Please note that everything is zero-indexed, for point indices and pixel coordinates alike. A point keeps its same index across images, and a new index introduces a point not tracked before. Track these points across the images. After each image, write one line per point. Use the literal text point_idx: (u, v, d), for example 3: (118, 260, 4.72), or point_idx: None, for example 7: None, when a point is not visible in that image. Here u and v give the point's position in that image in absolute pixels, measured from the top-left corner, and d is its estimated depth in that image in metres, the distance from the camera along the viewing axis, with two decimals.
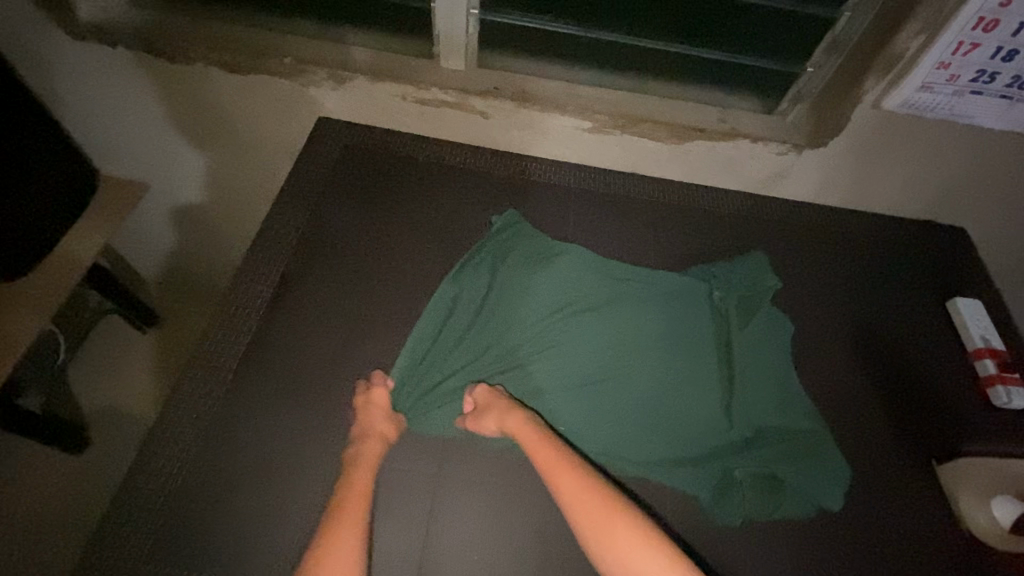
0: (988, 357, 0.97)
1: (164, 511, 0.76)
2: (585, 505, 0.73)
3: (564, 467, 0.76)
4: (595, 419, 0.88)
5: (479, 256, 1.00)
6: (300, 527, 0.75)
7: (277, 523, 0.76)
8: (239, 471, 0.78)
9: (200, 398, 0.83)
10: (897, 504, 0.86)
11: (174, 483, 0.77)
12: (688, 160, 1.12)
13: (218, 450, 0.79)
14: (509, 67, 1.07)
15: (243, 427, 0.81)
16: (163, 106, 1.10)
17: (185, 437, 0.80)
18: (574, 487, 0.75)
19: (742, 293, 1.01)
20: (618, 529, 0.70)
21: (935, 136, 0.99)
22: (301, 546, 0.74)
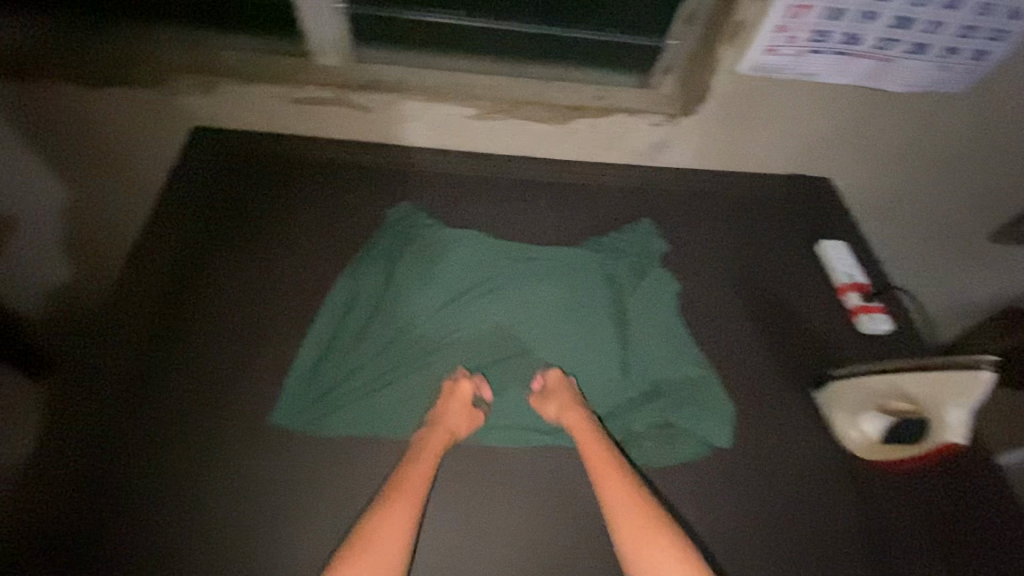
0: (853, 291, 1.03)
1: (50, 548, 0.73)
2: (624, 505, 0.75)
3: (610, 466, 0.79)
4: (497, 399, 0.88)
5: (373, 254, 0.99)
6: (199, 539, 0.75)
7: (176, 538, 0.75)
8: (131, 494, 0.77)
9: (79, 423, 0.81)
10: (793, 438, 0.87)
11: (59, 518, 0.75)
12: (576, 140, 1.14)
13: (105, 478, 0.78)
14: (386, 59, 1.07)
15: (131, 448, 0.80)
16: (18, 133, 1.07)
17: (67, 470, 0.77)
18: (618, 489, 0.77)
19: (633, 259, 1.04)
20: (652, 537, 0.72)
21: (788, 94, 1.08)
22: (203, 557, 0.74)
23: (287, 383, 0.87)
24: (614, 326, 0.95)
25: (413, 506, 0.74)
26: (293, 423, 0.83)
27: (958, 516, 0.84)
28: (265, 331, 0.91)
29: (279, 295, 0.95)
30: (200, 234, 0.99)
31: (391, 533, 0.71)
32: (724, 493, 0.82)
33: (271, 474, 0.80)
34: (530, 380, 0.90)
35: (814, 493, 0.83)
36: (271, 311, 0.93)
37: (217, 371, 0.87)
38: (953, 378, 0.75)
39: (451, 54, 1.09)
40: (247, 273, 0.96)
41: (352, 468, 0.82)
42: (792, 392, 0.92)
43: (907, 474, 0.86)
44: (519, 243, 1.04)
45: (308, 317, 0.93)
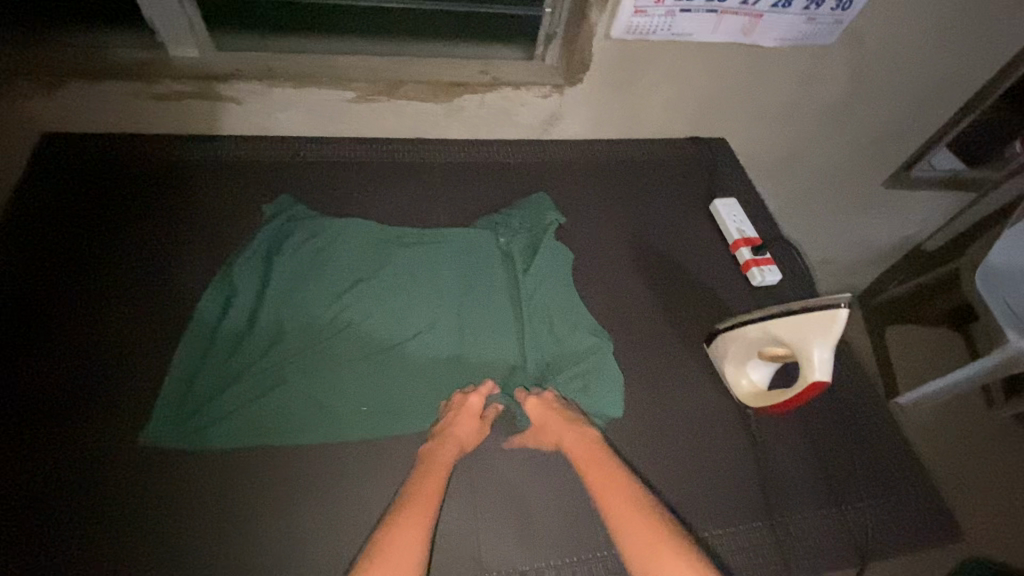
0: (744, 247, 1.05)
1: None
2: (632, 521, 0.72)
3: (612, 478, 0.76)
4: (392, 390, 0.86)
5: (251, 253, 0.94)
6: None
7: None
8: None
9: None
10: (691, 394, 0.89)
11: None
12: (465, 118, 1.11)
13: None
14: (252, 47, 1.00)
15: None
16: None
17: None
18: (622, 500, 0.74)
19: (526, 234, 1.02)
20: (658, 550, 0.69)
21: (669, 56, 1.07)
22: None
23: (161, 398, 0.81)
24: (510, 306, 0.95)
25: (425, 521, 0.71)
26: (170, 440, 0.78)
27: (850, 452, 0.87)
28: (133, 348, 0.85)
29: (151, 306, 0.88)
30: (57, 251, 0.91)
31: (402, 549, 0.67)
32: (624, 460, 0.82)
33: (143, 500, 0.74)
34: (426, 368, 0.88)
35: (713, 447, 0.84)
36: (141, 325, 0.87)
37: (79, 398, 0.80)
38: (808, 319, 0.72)
39: (324, 40, 1.05)
40: (112, 287, 0.89)
41: (236, 482, 0.77)
42: (687, 351, 0.93)
43: (799, 417, 0.88)
44: (411, 228, 1.00)
45: (183, 326, 0.88)
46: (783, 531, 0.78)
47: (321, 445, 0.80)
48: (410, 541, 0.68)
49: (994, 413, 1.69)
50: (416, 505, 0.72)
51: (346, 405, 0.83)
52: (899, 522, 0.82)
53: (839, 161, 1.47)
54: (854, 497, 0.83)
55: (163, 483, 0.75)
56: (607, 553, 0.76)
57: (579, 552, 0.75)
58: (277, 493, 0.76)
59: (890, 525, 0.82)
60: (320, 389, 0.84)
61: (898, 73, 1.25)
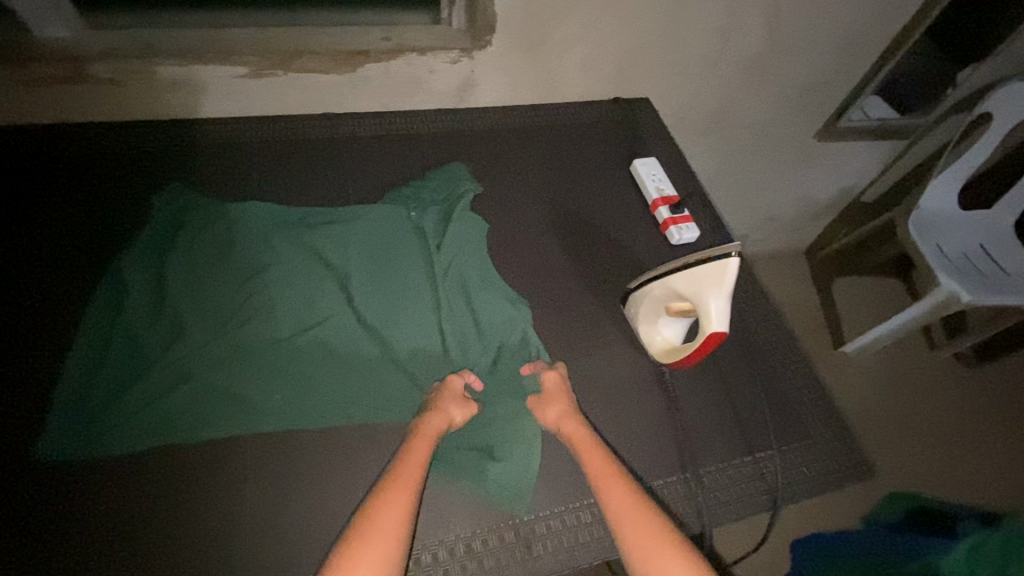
0: (663, 206, 1.03)
1: None
2: (630, 510, 0.69)
3: (611, 473, 0.73)
4: (312, 375, 0.79)
5: (144, 246, 0.87)
6: None
7: None
8: None
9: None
10: (610, 356, 0.88)
11: None
12: (372, 89, 1.06)
13: None
14: (131, 23, 0.94)
15: None
16: None
17: None
18: (621, 495, 0.71)
19: (440, 207, 0.99)
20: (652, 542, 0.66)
21: (579, 13, 1.04)
22: None
23: (56, 404, 0.73)
24: (426, 281, 0.91)
25: (409, 499, 0.67)
26: (67, 451, 0.70)
27: (762, 401, 0.88)
28: (11, 355, 0.76)
29: (34, 308, 0.80)
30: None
31: (383, 534, 0.63)
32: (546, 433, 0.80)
33: (21, 520, 0.66)
34: (346, 351, 0.82)
35: (629, 406, 0.83)
36: (19, 331, 0.78)
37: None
38: (700, 272, 0.73)
39: (210, 11, 0.98)
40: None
41: (140, 491, 0.69)
42: (604, 313, 0.92)
43: (715, 372, 0.89)
44: (316, 208, 0.95)
45: (68, 322, 0.80)
46: (696, 483, 0.79)
47: (241, 440, 0.73)
48: (394, 525, 0.64)
49: (929, 354, 1.75)
50: (399, 485, 0.68)
51: (265, 396, 0.77)
52: (812, 465, 0.83)
53: (767, 115, 1.47)
54: (768, 444, 0.84)
55: (51, 499, 0.67)
56: (519, 520, 0.73)
57: (494, 520, 0.72)
58: (170, 495, 0.69)
59: (804, 468, 0.83)
60: (234, 381, 0.77)
61: (814, 21, 1.24)
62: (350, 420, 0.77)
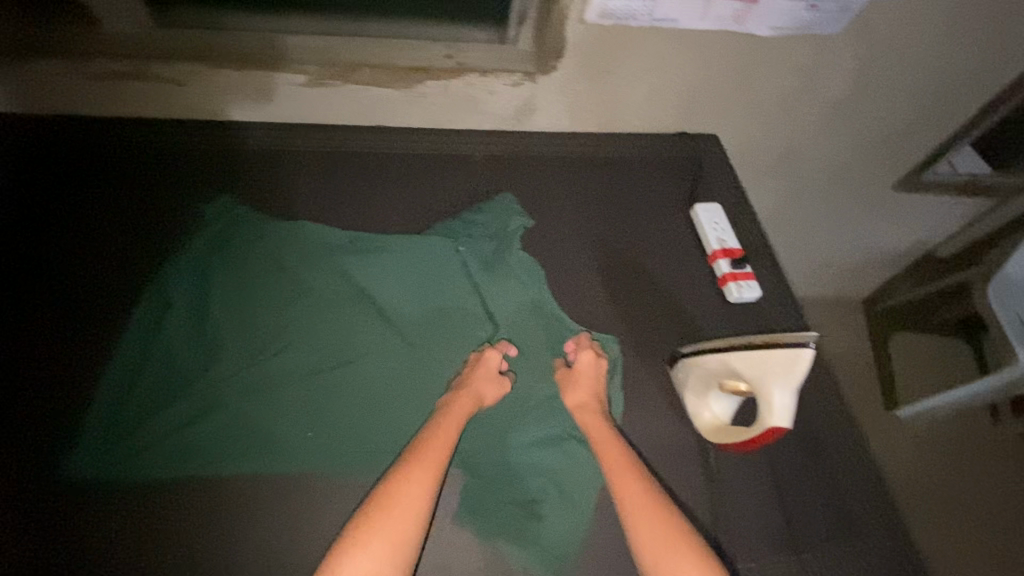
0: (722, 258, 0.96)
1: None
2: (648, 509, 0.69)
3: (631, 468, 0.72)
4: (344, 417, 0.76)
5: (191, 256, 0.86)
6: None
7: None
8: None
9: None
10: (651, 423, 0.81)
11: None
12: (427, 105, 1.03)
13: None
14: (194, 21, 0.93)
15: None
16: None
17: None
18: (640, 489, 0.70)
19: (489, 240, 0.94)
20: (668, 546, 0.66)
21: (652, 45, 0.98)
22: None
23: (91, 415, 0.73)
24: (471, 322, 0.87)
25: (436, 471, 0.68)
26: (93, 468, 0.69)
27: (812, 492, 0.79)
28: (51, 359, 0.77)
29: (76, 311, 0.81)
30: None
31: (402, 511, 0.64)
32: (575, 506, 0.73)
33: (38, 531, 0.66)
34: (377, 389, 0.79)
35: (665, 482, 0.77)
36: (62, 332, 0.79)
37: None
38: (773, 355, 0.68)
39: (274, 13, 0.95)
40: (32, 293, 0.82)
41: (156, 517, 0.68)
42: (648, 372, 0.85)
43: (764, 453, 0.81)
44: (366, 233, 0.92)
45: (108, 330, 0.80)
46: None
47: (261, 477, 0.71)
48: (414, 506, 0.65)
49: (996, 434, 1.59)
50: (425, 460, 0.69)
51: (293, 429, 0.75)
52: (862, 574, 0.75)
53: (842, 161, 1.36)
54: (814, 543, 0.76)
55: (70, 515, 0.67)
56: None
57: None
58: (182, 524, 0.68)
59: None
60: (265, 412, 0.75)
61: (911, 67, 1.13)
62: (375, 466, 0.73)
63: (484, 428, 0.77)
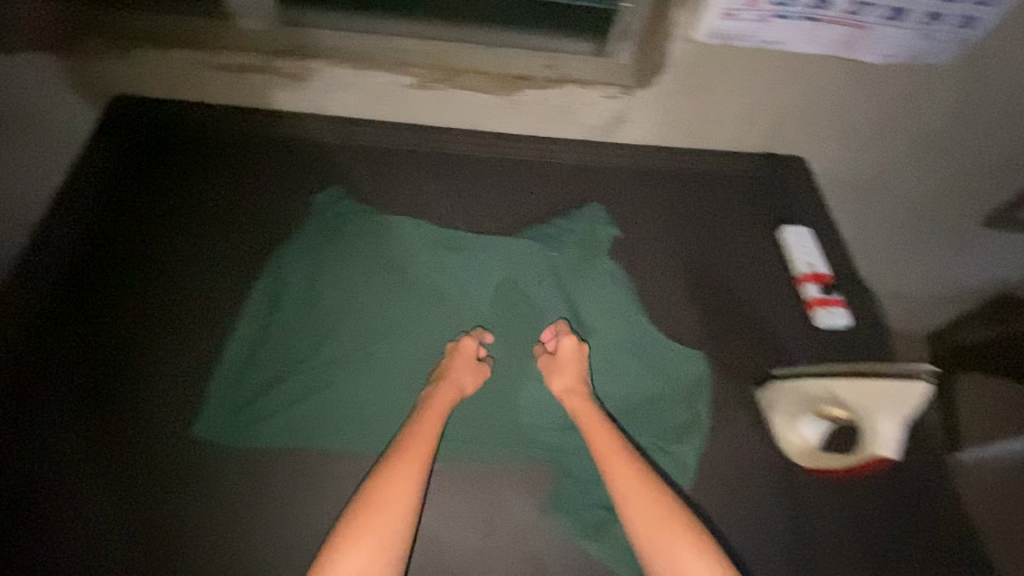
0: (811, 283, 0.96)
1: None
2: (643, 493, 0.71)
3: (621, 454, 0.74)
4: None
5: (302, 243, 0.91)
6: (102, 542, 0.71)
7: (70, 546, 0.71)
8: (21, 502, 0.73)
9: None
10: (738, 441, 0.81)
11: None
12: (524, 111, 1.05)
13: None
14: (316, 21, 0.99)
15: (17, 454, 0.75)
16: None
17: None
18: (630, 474, 0.72)
19: (580, 247, 0.96)
20: (667, 530, 0.68)
21: (753, 66, 0.99)
22: (103, 558, 0.71)
23: (216, 385, 0.80)
24: (561, 327, 0.88)
25: (421, 462, 0.71)
26: (220, 433, 0.77)
27: (892, 525, 0.80)
28: (180, 329, 0.84)
29: (202, 287, 0.88)
30: (74, 259, 0.89)
31: (392, 501, 0.67)
32: None
33: (172, 485, 0.75)
34: None
35: (749, 500, 0.78)
36: (189, 305, 0.86)
37: (84, 419, 0.78)
38: (884, 385, 0.73)
39: (388, 17, 1.00)
40: (159, 272, 0.89)
41: (273, 483, 0.76)
42: (734, 391, 0.85)
43: (849, 483, 0.81)
44: (462, 233, 0.95)
45: (230, 308, 0.86)
46: None
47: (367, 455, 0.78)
48: (404, 496, 0.68)
49: None
50: (409, 454, 0.71)
51: (397, 416, 0.80)
52: None
53: None
54: None
55: (200, 473, 0.76)
56: None
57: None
58: (295, 488, 0.76)
59: None
60: (369, 397, 0.81)
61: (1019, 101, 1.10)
62: (472, 457, 0.78)
63: (565, 431, 0.81)
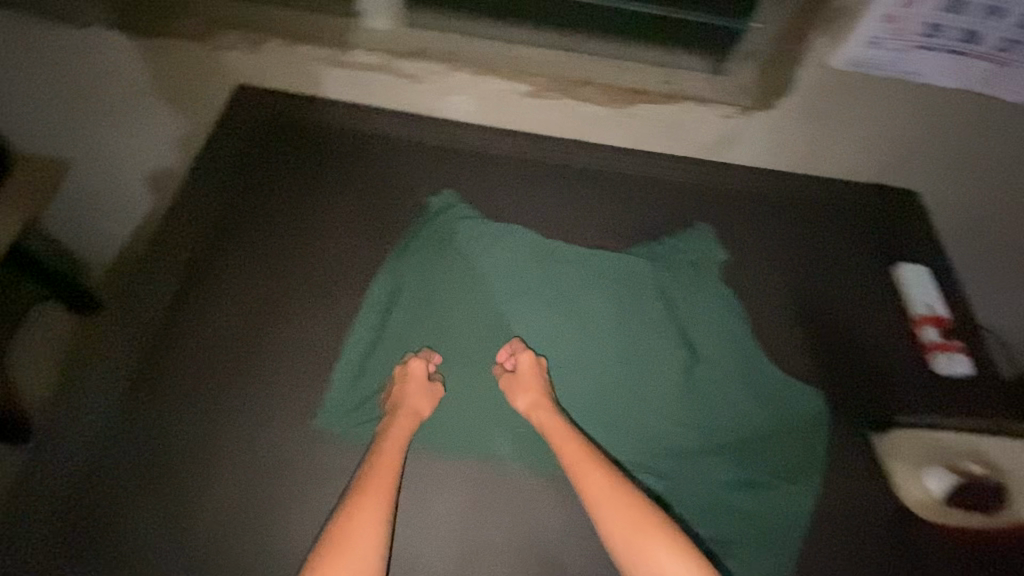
0: (931, 326, 0.93)
1: (66, 518, 0.72)
2: (615, 503, 0.70)
3: (588, 464, 0.73)
4: None
5: (419, 246, 0.93)
6: (222, 522, 0.73)
7: (190, 523, 0.73)
8: (145, 474, 0.75)
9: (15, 517, 0.72)
10: (852, 481, 0.80)
11: (74, 488, 0.73)
12: (635, 127, 1.04)
13: (122, 454, 0.76)
14: (440, 25, 1.00)
15: (145, 427, 0.78)
16: (79, 82, 1.03)
17: (83, 439, 0.76)
18: (601, 482, 0.72)
19: (689, 270, 0.95)
20: (648, 536, 0.67)
21: (882, 95, 0.96)
22: (223, 538, 0.72)
23: (333, 379, 0.82)
24: (671, 350, 0.87)
25: (384, 495, 0.71)
26: (335, 426, 0.79)
27: None
28: (300, 319, 0.87)
29: (322, 280, 0.91)
30: (181, 261, 0.89)
31: (360, 542, 0.67)
32: (773, 552, 0.74)
33: (292, 479, 0.76)
34: (581, 402, 0.82)
35: (863, 545, 0.76)
36: (309, 298, 0.89)
37: (169, 434, 0.77)
38: None
39: (510, 23, 1.01)
40: (280, 262, 0.92)
41: None
42: (849, 431, 0.83)
43: (973, 539, 0.77)
44: (573, 247, 0.95)
45: (348, 302, 0.89)
46: None
47: (479, 462, 0.78)
48: (369, 535, 0.68)
49: None
50: (371, 486, 0.71)
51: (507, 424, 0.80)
52: None
53: None
54: None
55: (318, 464, 0.77)
56: None
57: None
58: (414, 492, 0.75)
59: None
60: (481, 405, 0.82)
61: None
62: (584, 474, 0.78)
63: (684, 459, 0.79)
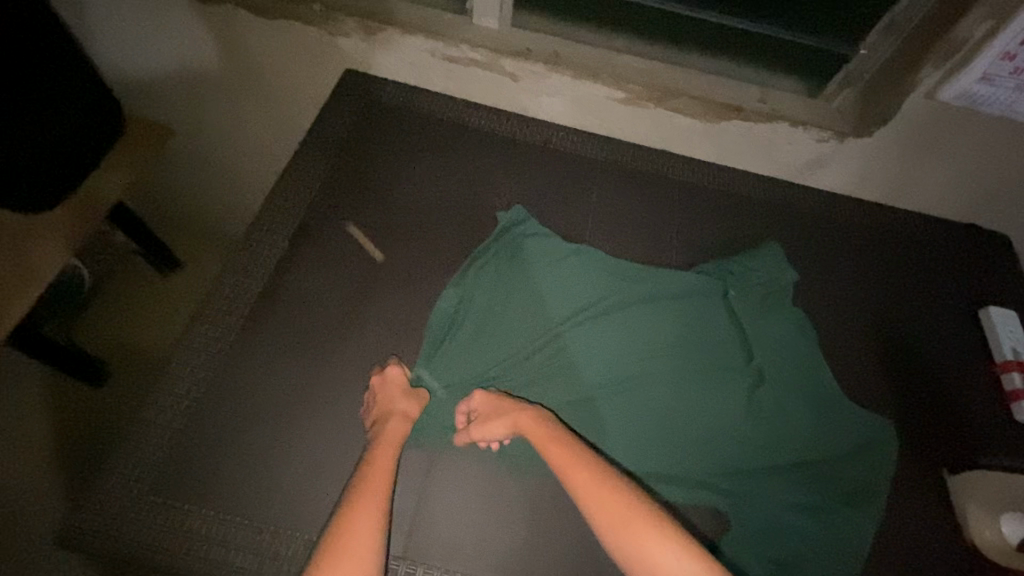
0: (1016, 371, 0.91)
1: (173, 448, 0.80)
2: (606, 503, 0.68)
3: (574, 462, 0.72)
4: (621, 423, 0.82)
5: (494, 249, 0.95)
6: (311, 473, 0.78)
7: (282, 471, 0.78)
8: (244, 420, 0.82)
9: (131, 442, 0.80)
10: (918, 514, 0.80)
11: (182, 423, 0.81)
12: (722, 140, 1.05)
13: (225, 400, 0.83)
14: (542, 28, 1.04)
15: (245, 379, 0.84)
16: (203, 54, 1.10)
17: (192, 381, 0.84)
18: (588, 479, 0.70)
19: (765, 292, 0.94)
20: (640, 529, 0.65)
21: (987, 134, 0.94)
22: (311, 488, 0.78)
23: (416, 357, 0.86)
24: (738, 370, 0.87)
25: (382, 489, 0.70)
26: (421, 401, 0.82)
27: None
28: (390, 294, 0.92)
29: (411, 260, 0.95)
30: (286, 229, 0.96)
31: (359, 536, 0.65)
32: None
33: None
34: (653, 407, 0.83)
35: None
36: (399, 276, 0.93)
37: (266, 386, 0.84)
38: None
39: (611, 32, 1.04)
40: (373, 240, 0.96)
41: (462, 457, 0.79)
42: (918, 467, 0.84)
43: None
44: (643, 267, 0.95)
45: (435, 283, 0.93)
46: None
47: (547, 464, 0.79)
48: (367, 524, 0.66)
49: None
50: (369, 482, 0.71)
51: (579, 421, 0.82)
52: None
53: None
54: None
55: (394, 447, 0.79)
56: None
57: None
58: (489, 471, 0.79)
59: None
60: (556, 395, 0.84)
61: None
62: (657, 476, 0.79)
63: (749, 473, 0.80)
